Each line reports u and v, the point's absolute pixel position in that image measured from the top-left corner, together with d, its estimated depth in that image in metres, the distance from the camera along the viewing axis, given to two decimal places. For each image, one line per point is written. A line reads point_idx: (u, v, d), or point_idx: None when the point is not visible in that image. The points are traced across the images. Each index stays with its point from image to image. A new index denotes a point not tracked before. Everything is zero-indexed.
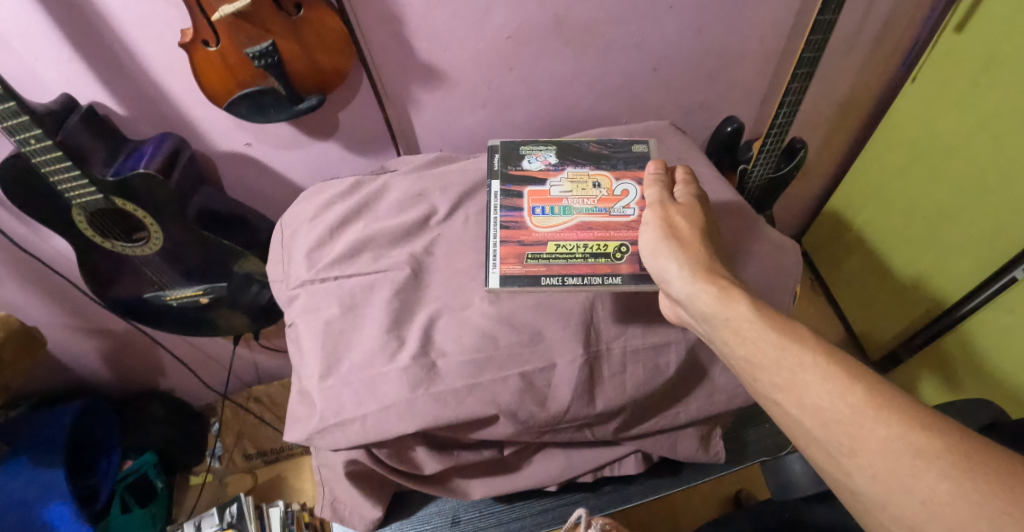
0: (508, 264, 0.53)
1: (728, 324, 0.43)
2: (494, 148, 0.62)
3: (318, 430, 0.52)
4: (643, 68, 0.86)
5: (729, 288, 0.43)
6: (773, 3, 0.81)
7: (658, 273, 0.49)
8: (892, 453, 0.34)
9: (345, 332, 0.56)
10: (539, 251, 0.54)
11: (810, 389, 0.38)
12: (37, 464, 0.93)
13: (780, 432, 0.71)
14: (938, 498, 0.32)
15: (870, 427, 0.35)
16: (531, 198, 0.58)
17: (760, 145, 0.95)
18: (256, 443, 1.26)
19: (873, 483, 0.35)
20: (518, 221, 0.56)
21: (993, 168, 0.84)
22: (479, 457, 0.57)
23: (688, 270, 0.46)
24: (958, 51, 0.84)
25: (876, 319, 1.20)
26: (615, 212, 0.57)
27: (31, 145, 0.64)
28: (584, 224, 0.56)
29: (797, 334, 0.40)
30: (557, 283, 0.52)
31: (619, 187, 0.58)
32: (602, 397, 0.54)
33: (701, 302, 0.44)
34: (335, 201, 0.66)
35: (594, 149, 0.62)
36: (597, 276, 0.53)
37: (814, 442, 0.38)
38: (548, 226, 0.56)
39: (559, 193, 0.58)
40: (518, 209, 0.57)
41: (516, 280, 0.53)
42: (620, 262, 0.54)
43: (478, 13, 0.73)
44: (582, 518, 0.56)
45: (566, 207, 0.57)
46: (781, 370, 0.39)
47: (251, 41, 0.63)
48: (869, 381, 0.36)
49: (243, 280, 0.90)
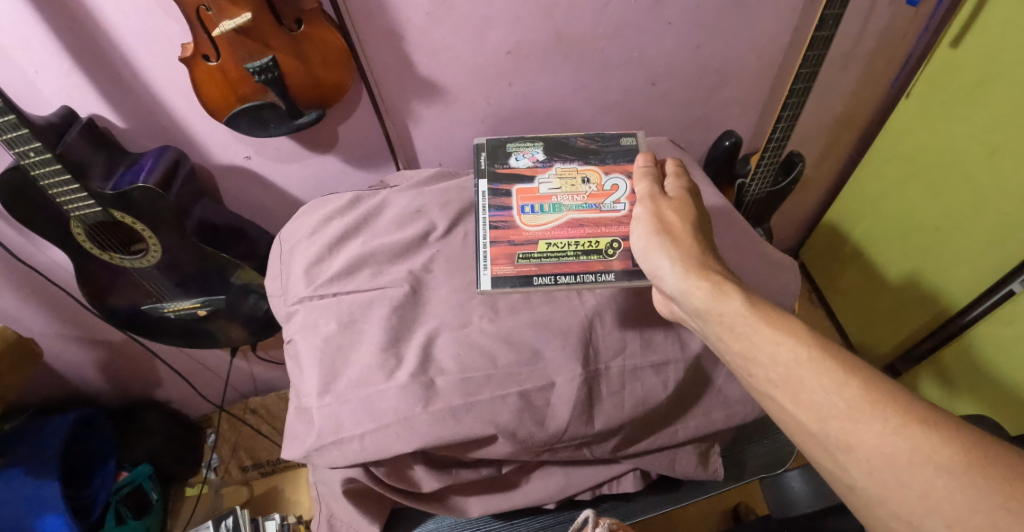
0: (499, 265, 0.55)
1: (722, 320, 0.43)
2: (480, 146, 0.63)
3: (316, 448, 0.52)
4: (642, 82, 0.87)
5: (722, 284, 0.44)
6: (770, 19, 0.82)
7: (651, 269, 0.49)
8: (890, 449, 0.34)
9: (343, 348, 0.56)
10: (531, 251, 0.55)
11: (806, 384, 0.38)
12: (32, 475, 0.92)
13: (780, 447, 0.69)
14: (935, 493, 0.33)
15: (866, 422, 0.35)
16: (520, 197, 0.58)
17: (758, 160, 0.97)
18: (251, 454, 1.25)
19: (871, 478, 0.35)
20: (508, 220, 0.57)
21: (989, 181, 0.85)
22: (477, 475, 0.57)
23: (680, 266, 0.46)
24: (954, 65, 0.84)
25: (874, 331, 1.20)
26: (605, 207, 0.57)
27: (31, 158, 0.64)
28: (575, 221, 0.57)
29: (790, 326, 0.40)
30: (550, 282, 0.54)
31: (608, 181, 0.59)
32: (601, 416, 0.54)
33: (694, 299, 0.45)
34: (334, 216, 0.66)
35: (583, 144, 0.63)
36: (590, 273, 0.54)
37: (811, 438, 0.38)
38: (538, 225, 0.57)
39: (549, 190, 0.58)
40: (507, 208, 0.58)
41: (509, 281, 0.54)
42: (612, 258, 0.55)
43: (478, 29, 0.73)
44: (589, 518, 0.54)
45: (556, 205, 0.58)
46: (776, 366, 0.40)
47: (251, 56, 0.63)
48: (864, 374, 0.37)
49: (241, 291, 0.90)
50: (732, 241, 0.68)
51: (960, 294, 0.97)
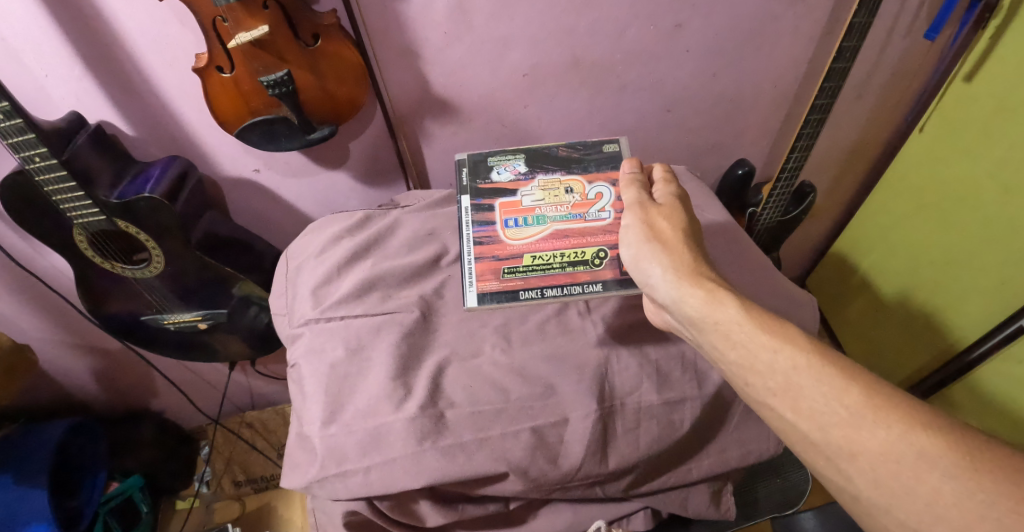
0: (484, 280, 0.54)
1: (716, 328, 0.41)
2: (461, 162, 0.60)
3: (317, 479, 0.50)
4: (656, 108, 0.86)
5: (717, 291, 0.42)
6: (787, 51, 0.81)
7: (643, 278, 0.48)
8: (894, 456, 0.33)
9: (350, 376, 0.55)
10: (516, 265, 0.54)
11: (806, 392, 0.37)
12: (21, 484, 0.89)
13: (794, 490, 0.66)
14: (943, 499, 0.31)
15: (870, 430, 0.34)
16: (504, 212, 0.57)
17: (770, 189, 0.96)
18: (244, 469, 1.23)
19: (875, 487, 0.33)
20: (491, 235, 0.56)
21: (1002, 216, 0.83)
22: (484, 511, 0.54)
23: (673, 273, 0.45)
24: (967, 100, 0.84)
25: (882, 364, 1.18)
26: (590, 217, 0.56)
27: (35, 163, 0.63)
28: (559, 233, 0.56)
29: (787, 335, 0.39)
30: (537, 295, 0.53)
31: (592, 190, 0.58)
32: (615, 455, 0.52)
33: (687, 307, 0.43)
34: (341, 237, 0.66)
35: (564, 153, 0.61)
36: (577, 285, 0.54)
37: (812, 447, 0.36)
38: (522, 238, 0.55)
39: (531, 202, 0.57)
40: (490, 223, 0.56)
41: (496, 296, 0.53)
42: (600, 268, 0.54)
43: (495, 50, 0.73)
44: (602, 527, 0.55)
45: (540, 216, 0.56)
46: (774, 374, 0.38)
47: (266, 69, 0.62)
48: (865, 381, 0.36)
49: (241, 304, 0.87)
50: (744, 267, 0.66)
51: (966, 328, 0.96)
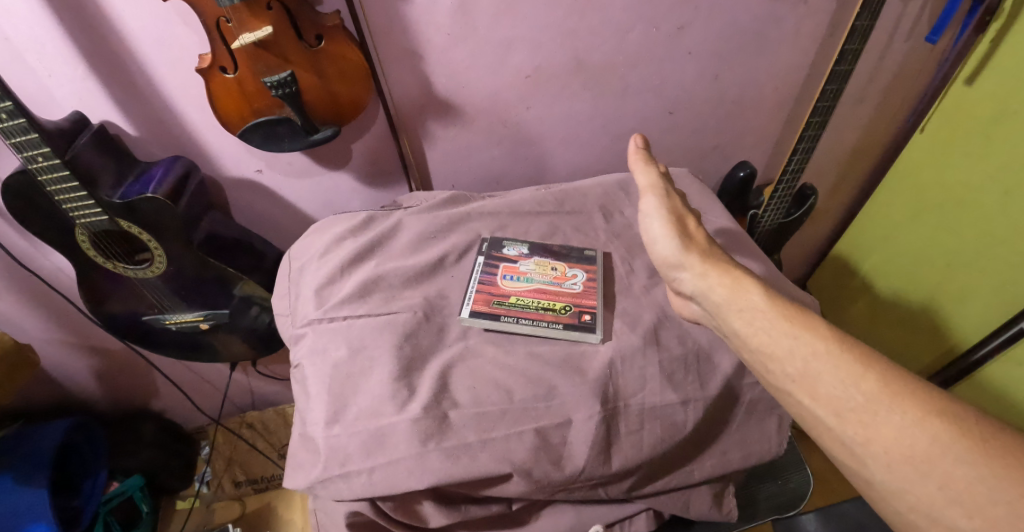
0: (478, 302, 0.60)
1: (741, 314, 0.43)
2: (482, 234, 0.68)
3: (321, 479, 0.50)
4: (658, 111, 0.86)
5: (743, 280, 0.45)
6: (789, 53, 0.82)
7: (670, 270, 0.51)
8: (908, 441, 0.33)
9: (353, 376, 0.54)
10: (504, 299, 0.61)
11: (823, 379, 0.37)
12: (20, 483, 0.89)
13: (795, 492, 0.66)
14: (956, 483, 0.31)
15: (885, 415, 0.34)
16: (504, 268, 0.64)
17: (772, 191, 0.95)
18: (244, 469, 1.23)
19: (889, 472, 0.33)
20: (490, 277, 0.63)
21: (1003, 219, 0.84)
22: (487, 512, 0.54)
23: (699, 263, 0.47)
24: (967, 103, 0.84)
25: None
26: (564, 286, 0.63)
27: (38, 163, 0.63)
28: (539, 290, 0.62)
29: (809, 323, 0.40)
30: (510, 321, 0.59)
31: (572, 271, 0.64)
32: (618, 456, 0.52)
33: (714, 296, 0.45)
34: (346, 237, 0.66)
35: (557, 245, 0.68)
36: (544, 324, 0.59)
37: (829, 433, 0.37)
38: (511, 285, 0.62)
39: (525, 267, 0.64)
40: (492, 272, 0.64)
41: (484, 316, 0.59)
42: (563, 316, 0.59)
43: (499, 51, 0.73)
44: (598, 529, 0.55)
45: (529, 278, 0.63)
46: (794, 360, 0.39)
47: (269, 70, 0.62)
48: (881, 369, 0.36)
49: (242, 304, 0.87)
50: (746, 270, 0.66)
51: (967, 328, 0.96)
